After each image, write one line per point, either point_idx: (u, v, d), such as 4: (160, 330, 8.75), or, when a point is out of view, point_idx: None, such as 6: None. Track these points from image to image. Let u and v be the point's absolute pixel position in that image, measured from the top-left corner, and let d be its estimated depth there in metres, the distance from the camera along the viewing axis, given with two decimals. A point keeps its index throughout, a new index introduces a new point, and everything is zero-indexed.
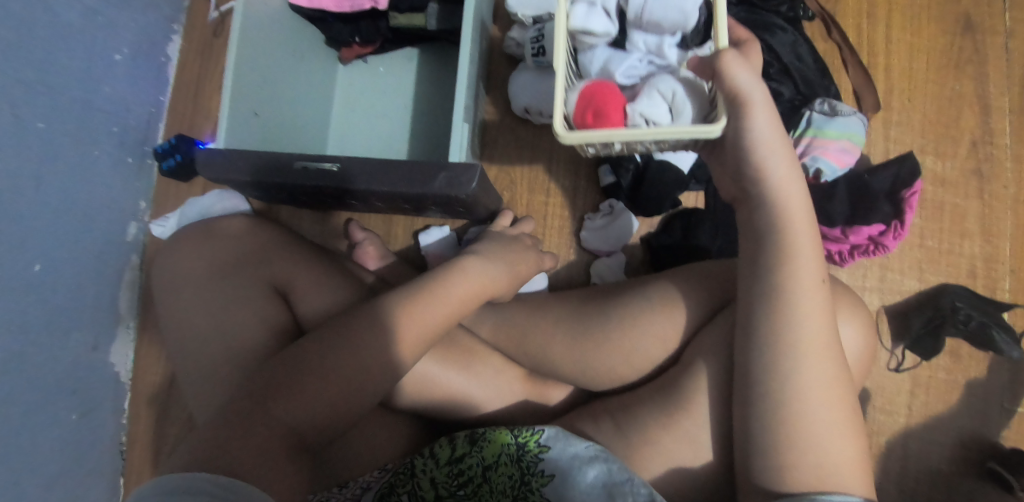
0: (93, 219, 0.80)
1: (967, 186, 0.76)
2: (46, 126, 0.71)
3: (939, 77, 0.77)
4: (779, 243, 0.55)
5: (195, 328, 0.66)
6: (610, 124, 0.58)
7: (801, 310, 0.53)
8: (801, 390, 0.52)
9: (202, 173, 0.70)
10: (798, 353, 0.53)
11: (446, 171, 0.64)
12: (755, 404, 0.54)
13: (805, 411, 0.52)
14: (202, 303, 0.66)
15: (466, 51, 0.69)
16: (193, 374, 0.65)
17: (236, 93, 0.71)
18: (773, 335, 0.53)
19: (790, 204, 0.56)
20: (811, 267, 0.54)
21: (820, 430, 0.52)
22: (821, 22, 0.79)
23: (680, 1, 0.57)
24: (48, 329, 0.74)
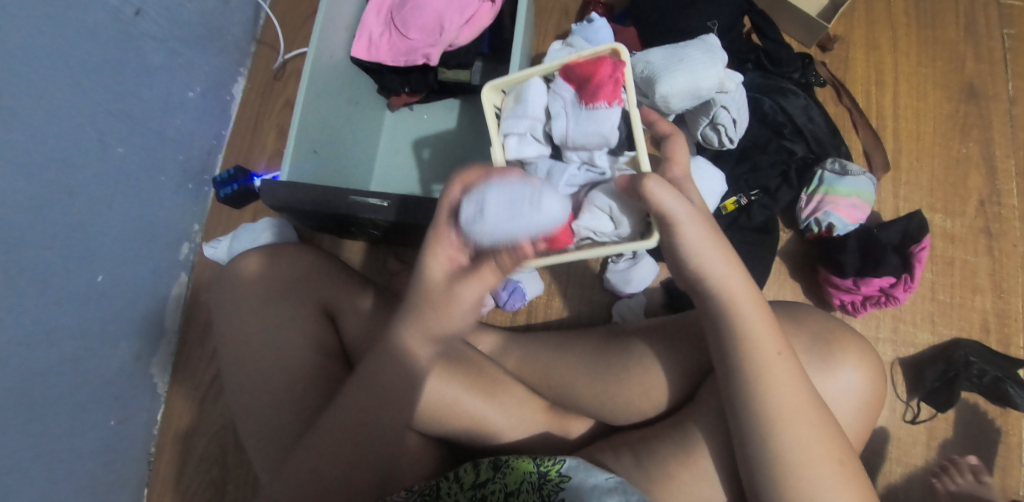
0: (152, 238, 0.87)
1: (976, 243, 0.79)
2: (125, 151, 0.80)
3: (946, 140, 0.82)
4: (736, 327, 0.56)
5: (250, 341, 0.70)
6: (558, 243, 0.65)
7: (773, 377, 0.55)
8: (792, 456, 0.54)
9: (265, 202, 0.76)
10: (777, 421, 0.54)
11: None
12: (756, 469, 0.55)
13: (798, 474, 0.53)
14: (258, 318, 0.71)
15: None
16: (241, 382, 0.69)
17: (301, 131, 0.78)
18: (754, 403, 0.55)
19: (737, 294, 0.56)
20: (769, 338, 0.56)
21: (823, 491, 0.53)
22: (832, 87, 0.85)
23: (597, 127, 0.65)
24: (101, 335, 0.79)
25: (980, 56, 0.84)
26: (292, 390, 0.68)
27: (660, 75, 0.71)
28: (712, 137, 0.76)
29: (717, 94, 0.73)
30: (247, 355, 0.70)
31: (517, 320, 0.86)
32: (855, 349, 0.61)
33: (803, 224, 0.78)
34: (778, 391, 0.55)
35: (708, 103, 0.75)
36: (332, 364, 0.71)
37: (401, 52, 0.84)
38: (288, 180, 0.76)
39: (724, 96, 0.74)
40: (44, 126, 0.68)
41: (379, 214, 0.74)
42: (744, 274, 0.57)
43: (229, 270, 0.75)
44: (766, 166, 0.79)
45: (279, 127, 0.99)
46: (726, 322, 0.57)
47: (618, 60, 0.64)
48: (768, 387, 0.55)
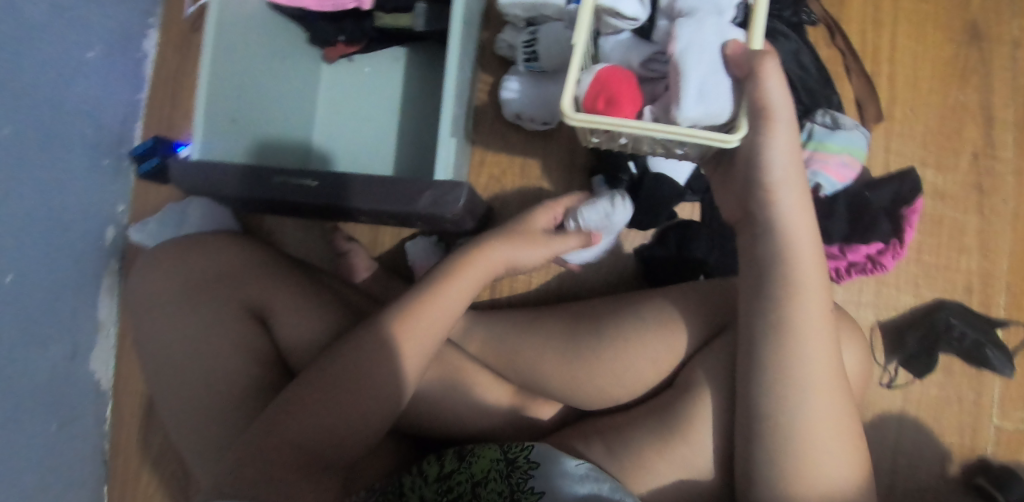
0: (69, 226, 0.77)
1: (967, 200, 0.75)
2: (18, 130, 0.67)
3: (943, 87, 0.75)
4: (783, 270, 0.53)
5: (172, 354, 0.63)
6: (621, 115, 0.53)
7: (811, 328, 0.51)
8: (811, 419, 0.50)
9: (176, 184, 0.67)
10: (806, 377, 0.51)
11: (432, 189, 0.62)
12: (765, 426, 0.51)
13: (818, 431, 0.50)
14: (177, 328, 0.64)
15: (456, 56, 0.66)
16: (169, 402, 0.63)
17: (214, 99, 0.67)
18: (785, 352, 0.51)
19: (800, 229, 0.53)
20: (818, 290, 0.53)
21: (833, 461, 0.50)
22: (824, 27, 0.76)
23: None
24: (24, 339, 0.71)
25: None
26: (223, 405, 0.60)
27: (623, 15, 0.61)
28: None
29: None
30: (166, 362, 0.63)
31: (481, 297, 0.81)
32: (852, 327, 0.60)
33: None
34: (814, 346, 0.51)
35: None
36: (269, 369, 0.62)
37: None
38: (200, 158, 0.67)
39: None
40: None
41: (307, 196, 0.64)
42: (810, 216, 0.54)
43: (146, 272, 0.68)
44: None
45: None
46: (778, 263, 0.53)
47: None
48: (808, 336, 0.51)
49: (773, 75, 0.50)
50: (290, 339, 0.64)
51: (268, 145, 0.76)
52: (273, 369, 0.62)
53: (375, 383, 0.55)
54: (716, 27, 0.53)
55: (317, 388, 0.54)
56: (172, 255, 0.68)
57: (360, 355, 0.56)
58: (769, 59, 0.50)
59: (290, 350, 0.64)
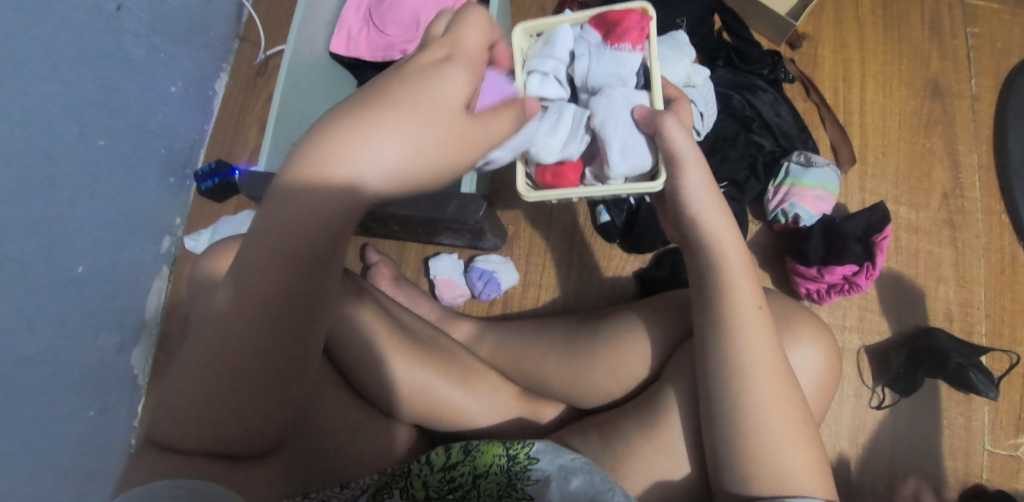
0: (133, 231, 0.88)
1: (941, 234, 0.81)
2: (106, 143, 0.81)
3: (911, 135, 0.84)
4: (718, 278, 0.57)
5: None
6: (567, 183, 0.67)
7: (746, 328, 0.55)
8: (756, 411, 0.53)
9: (242, 187, 0.77)
10: (748, 374, 0.54)
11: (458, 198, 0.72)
12: (717, 422, 0.55)
13: (762, 425, 0.53)
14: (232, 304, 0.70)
15: None
16: None
17: (280, 124, 0.80)
18: (723, 361, 0.55)
19: (725, 246, 0.58)
20: (751, 294, 0.57)
21: (785, 451, 0.53)
22: (801, 83, 0.87)
23: (618, 71, 0.65)
24: (82, 324, 0.80)
25: (944, 54, 0.87)
26: None
27: None
28: None
29: (686, 89, 0.75)
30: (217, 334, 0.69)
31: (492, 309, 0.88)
32: (811, 327, 0.63)
33: (771, 215, 0.80)
34: (752, 349, 0.55)
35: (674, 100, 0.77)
36: None
37: (378, 48, 0.86)
38: (264, 170, 0.77)
39: (692, 90, 0.75)
40: (28, 123, 0.70)
41: None
42: (734, 229, 0.59)
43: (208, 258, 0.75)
44: (735, 158, 0.80)
45: (262, 122, 1.00)
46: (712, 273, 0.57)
47: (644, 17, 0.67)
48: (743, 340, 0.55)
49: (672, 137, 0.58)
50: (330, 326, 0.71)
51: None
52: None
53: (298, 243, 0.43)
54: (625, 99, 0.63)
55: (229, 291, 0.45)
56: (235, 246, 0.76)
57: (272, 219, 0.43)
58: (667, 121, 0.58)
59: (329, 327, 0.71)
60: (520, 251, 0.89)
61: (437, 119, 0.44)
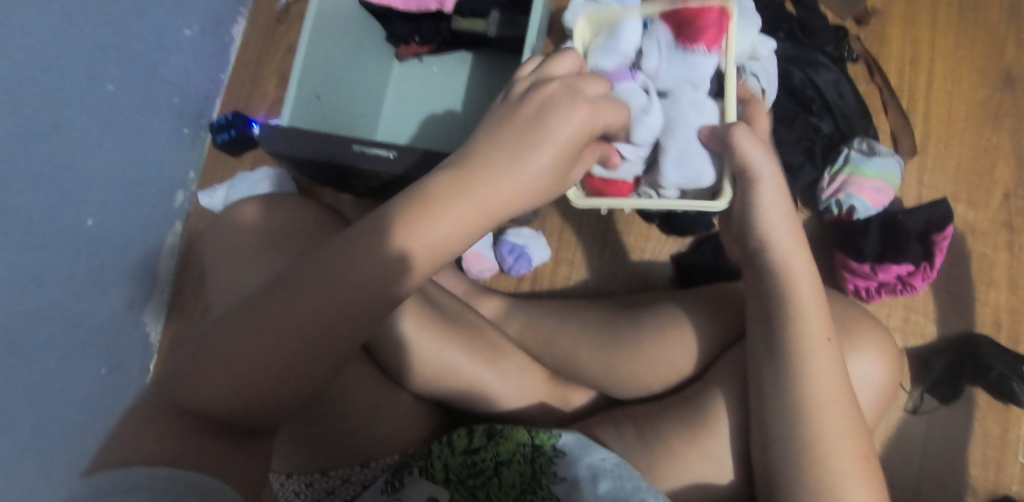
0: (145, 183, 0.84)
1: (997, 237, 0.77)
2: (116, 89, 0.76)
3: (977, 128, 0.79)
4: (788, 306, 0.54)
5: (248, 292, 0.66)
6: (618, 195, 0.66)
7: (813, 361, 0.53)
8: (821, 445, 0.51)
9: (264, 148, 0.72)
10: (807, 407, 0.52)
11: None
12: (777, 456, 0.53)
13: (824, 459, 0.51)
14: (257, 269, 0.67)
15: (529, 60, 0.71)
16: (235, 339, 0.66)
17: (305, 76, 0.74)
18: (789, 378, 0.53)
19: (795, 272, 0.55)
20: (821, 324, 0.54)
21: (849, 487, 0.50)
22: (864, 64, 0.81)
23: (690, 72, 0.61)
24: (92, 280, 0.77)
25: (1022, 41, 0.80)
26: None
27: None
28: None
29: (748, 62, 0.71)
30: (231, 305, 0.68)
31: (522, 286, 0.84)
32: (876, 338, 0.60)
33: (823, 204, 0.75)
34: (819, 366, 0.53)
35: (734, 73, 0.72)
36: None
37: None
38: (287, 127, 0.72)
39: (755, 63, 0.71)
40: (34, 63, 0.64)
41: (383, 166, 0.69)
42: (807, 254, 0.56)
43: (232, 215, 0.73)
44: (789, 141, 0.76)
45: (280, 72, 0.94)
46: (781, 301, 0.55)
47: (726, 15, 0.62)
48: (813, 357, 0.53)
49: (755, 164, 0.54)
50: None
51: (338, 126, 0.82)
52: None
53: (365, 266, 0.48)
54: (691, 110, 0.60)
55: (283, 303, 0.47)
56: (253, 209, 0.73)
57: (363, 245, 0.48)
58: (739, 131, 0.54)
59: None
60: (551, 228, 0.85)
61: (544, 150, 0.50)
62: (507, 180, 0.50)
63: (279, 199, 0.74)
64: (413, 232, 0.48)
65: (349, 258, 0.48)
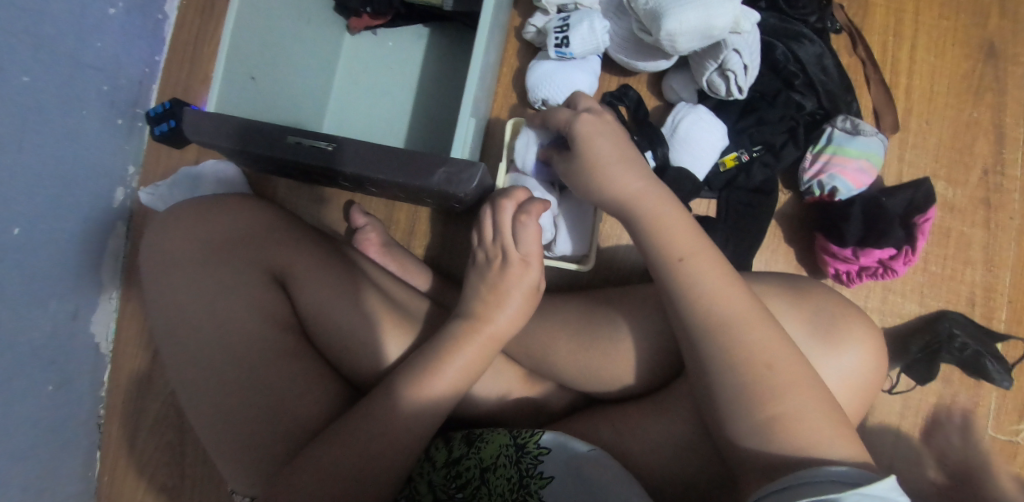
0: (78, 184, 0.76)
1: (975, 214, 0.76)
2: (32, 80, 0.67)
3: (958, 102, 0.77)
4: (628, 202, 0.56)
5: (188, 318, 0.56)
6: None
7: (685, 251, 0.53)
8: (740, 343, 0.49)
9: (192, 138, 0.60)
10: (707, 308, 0.51)
11: (447, 165, 0.55)
12: (713, 378, 0.50)
13: (746, 360, 0.49)
14: (194, 288, 0.57)
15: (485, 36, 0.65)
16: (174, 359, 0.56)
17: (238, 55, 0.66)
18: (699, 325, 0.51)
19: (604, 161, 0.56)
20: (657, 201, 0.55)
21: (786, 391, 0.48)
22: (847, 35, 0.78)
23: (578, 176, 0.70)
24: (27, 295, 0.70)
25: (1005, 10, 0.78)
26: (242, 368, 0.55)
27: (668, 8, 0.62)
28: (719, 85, 0.69)
29: (730, 35, 0.65)
30: (184, 348, 0.57)
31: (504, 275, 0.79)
32: (861, 330, 0.56)
33: (804, 186, 0.73)
34: (717, 299, 0.51)
35: (717, 45, 0.66)
36: (286, 337, 0.57)
37: None
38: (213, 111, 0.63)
39: (736, 38, 0.65)
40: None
41: (318, 161, 0.58)
42: (609, 141, 0.57)
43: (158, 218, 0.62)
44: (772, 120, 0.73)
45: None
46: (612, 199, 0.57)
47: None
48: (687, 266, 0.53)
49: (592, 133, 0.56)
50: (312, 304, 0.59)
51: (284, 109, 0.74)
52: (293, 339, 0.58)
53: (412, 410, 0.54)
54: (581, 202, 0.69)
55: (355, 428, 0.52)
56: (190, 216, 0.61)
57: (398, 385, 0.55)
58: (583, 117, 0.57)
59: (315, 325, 0.59)
60: None
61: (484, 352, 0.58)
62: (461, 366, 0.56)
63: (217, 203, 0.63)
64: (405, 399, 0.54)
65: (367, 432, 0.52)
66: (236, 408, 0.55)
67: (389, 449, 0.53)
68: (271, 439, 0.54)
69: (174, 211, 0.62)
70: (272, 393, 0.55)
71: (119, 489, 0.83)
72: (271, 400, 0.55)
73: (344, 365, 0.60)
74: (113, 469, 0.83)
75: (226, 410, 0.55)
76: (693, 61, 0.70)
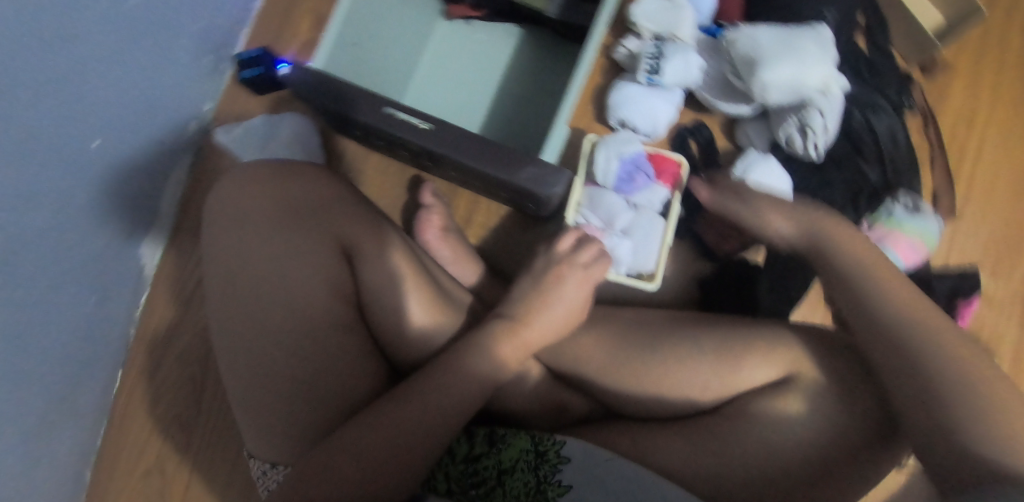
0: (158, 110, 0.78)
1: (1011, 310, 0.78)
2: (144, 5, 0.69)
3: (1015, 201, 0.79)
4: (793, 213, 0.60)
5: (250, 270, 0.56)
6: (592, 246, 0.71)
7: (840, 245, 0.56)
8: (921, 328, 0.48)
9: (292, 87, 0.62)
10: (884, 280, 0.52)
11: (535, 165, 0.58)
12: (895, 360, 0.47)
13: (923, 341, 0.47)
14: (257, 246, 0.57)
15: (591, 52, 0.66)
16: (229, 315, 0.57)
17: (349, 19, 0.68)
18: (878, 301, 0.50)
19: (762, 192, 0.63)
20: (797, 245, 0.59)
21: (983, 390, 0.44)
22: (921, 115, 0.79)
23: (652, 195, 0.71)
24: (89, 205, 0.71)
25: None
26: (296, 332, 0.55)
27: (766, 60, 0.65)
28: (795, 140, 0.68)
29: (818, 95, 0.67)
30: (237, 299, 0.56)
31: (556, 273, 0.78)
32: None
33: None
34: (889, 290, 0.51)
35: (801, 103, 0.67)
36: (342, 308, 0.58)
37: None
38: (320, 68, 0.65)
39: (823, 99, 0.66)
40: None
41: (413, 136, 0.59)
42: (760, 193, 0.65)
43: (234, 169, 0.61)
44: (838, 184, 0.74)
45: (316, 13, 0.89)
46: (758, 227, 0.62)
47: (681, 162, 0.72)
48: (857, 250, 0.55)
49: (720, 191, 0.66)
50: (374, 283, 0.58)
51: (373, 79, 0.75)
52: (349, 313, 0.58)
53: (469, 383, 0.54)
54: (652, 221, 0.70)
55: (409, 395, 0.53)
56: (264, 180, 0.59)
57: (458, 361, 0.55)
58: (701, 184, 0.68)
59: (369, 301, 0.59)
60: None
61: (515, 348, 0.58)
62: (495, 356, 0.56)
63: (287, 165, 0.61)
64: (447, 382, 0.54)
65: (404, 415, 0.51)
66: (275, 373, 0.55)
67: (424, 435, 0.52)
68: (309, 410, 0.55)
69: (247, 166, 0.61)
70: (320, 361, 0.55)
71: (135, 409, 0.85)
72: (317, 372, 0.56)
73: (394, 347, 0.61)
74: (134, 389, 0.85)
75: (264, 371, 0.55)
76: (773, 113, 0.71)
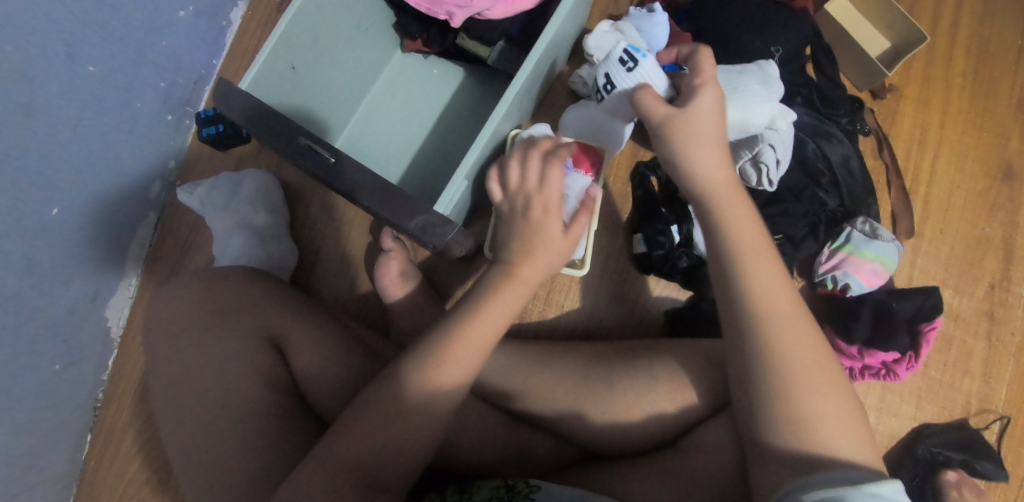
0: (120, 173, 0.78)
1: (978, 325, 0.79)
2: (97, 70, 0.70)
3: (972, 217, 0.80)
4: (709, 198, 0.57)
5: (193, 376, 0.62)
6: None
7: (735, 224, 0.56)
8: (759, 302, 0.54)
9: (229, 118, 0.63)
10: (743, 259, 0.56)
11: (425, 214, 0.60)
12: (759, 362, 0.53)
13: (776, 333, 0.53)
14: (192, 354, 0.63)
15: (519, 83, 0.65)
16: (177, 416, 0.62)
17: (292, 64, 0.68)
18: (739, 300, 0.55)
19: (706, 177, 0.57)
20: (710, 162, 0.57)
21: (813, 394, 0.52)
22: (875, 138, 0.81)
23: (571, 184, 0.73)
24: (51, 272, 0.71)
25: None
26: (238, 421, 0.60)
27: None
28: (751, 175, 0.71)
29: (766, 131, 0.68)
30: (182, 399, 0.62)
31: (531, 316, 0.79)
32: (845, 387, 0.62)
33: (817, 277, 0.75)
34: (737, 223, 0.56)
35: (754, 138, 0.69)
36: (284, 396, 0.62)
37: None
38: (247, 89, 0.65)
39: (772, 134, 0.68)
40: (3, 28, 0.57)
41: (319, 169, 0.61)
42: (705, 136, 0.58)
43: (161, 295, 0.68)
44: (797, 214, 0.74)
45: None
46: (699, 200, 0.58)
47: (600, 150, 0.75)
48: (742, 233, 0.56)
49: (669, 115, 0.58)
50: (304, 369, 0.65)
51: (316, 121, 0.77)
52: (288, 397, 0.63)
53: (406, 420, 0.53)
54: None
55: (348, 425, 0.53)
56: (196, 288, 0.67)
57: (374, 394, 0.54)
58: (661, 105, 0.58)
59: (305, 383, 0.65)
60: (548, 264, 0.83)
61: (492, 321, 0.56)
62: (464, 346, 0.55)
63: (217, 278, 0.68)
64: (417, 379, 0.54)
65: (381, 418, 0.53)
66: (232, 462, 0.58)
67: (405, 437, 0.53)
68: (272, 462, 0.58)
69: (183, 283, 0.67)
70: (267, 438, 0.59)
71: (104, 473, 0.83)
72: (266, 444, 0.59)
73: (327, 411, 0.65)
74: (103, 454, 0.83)
75: (219, 460, 0.59)
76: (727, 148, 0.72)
